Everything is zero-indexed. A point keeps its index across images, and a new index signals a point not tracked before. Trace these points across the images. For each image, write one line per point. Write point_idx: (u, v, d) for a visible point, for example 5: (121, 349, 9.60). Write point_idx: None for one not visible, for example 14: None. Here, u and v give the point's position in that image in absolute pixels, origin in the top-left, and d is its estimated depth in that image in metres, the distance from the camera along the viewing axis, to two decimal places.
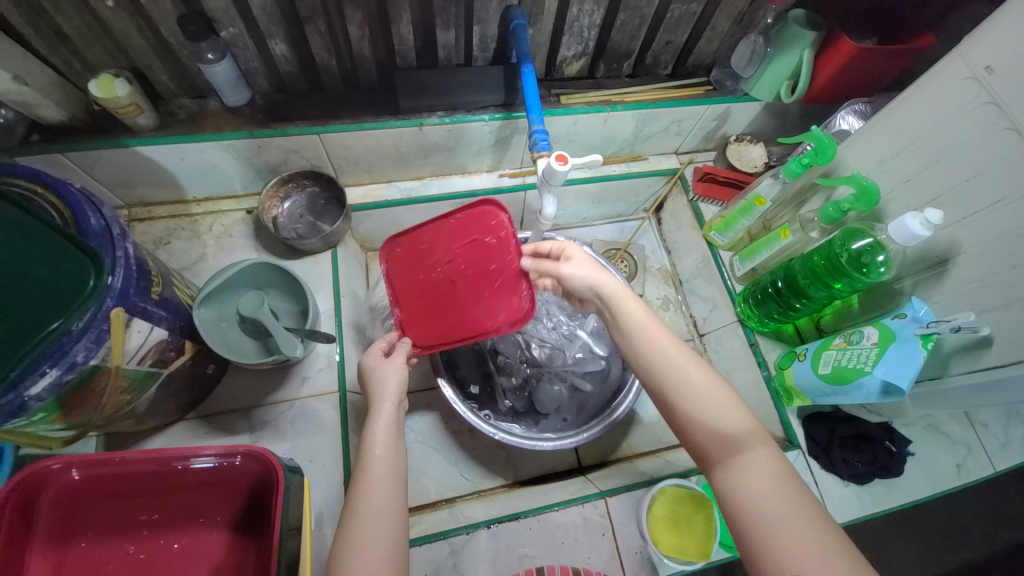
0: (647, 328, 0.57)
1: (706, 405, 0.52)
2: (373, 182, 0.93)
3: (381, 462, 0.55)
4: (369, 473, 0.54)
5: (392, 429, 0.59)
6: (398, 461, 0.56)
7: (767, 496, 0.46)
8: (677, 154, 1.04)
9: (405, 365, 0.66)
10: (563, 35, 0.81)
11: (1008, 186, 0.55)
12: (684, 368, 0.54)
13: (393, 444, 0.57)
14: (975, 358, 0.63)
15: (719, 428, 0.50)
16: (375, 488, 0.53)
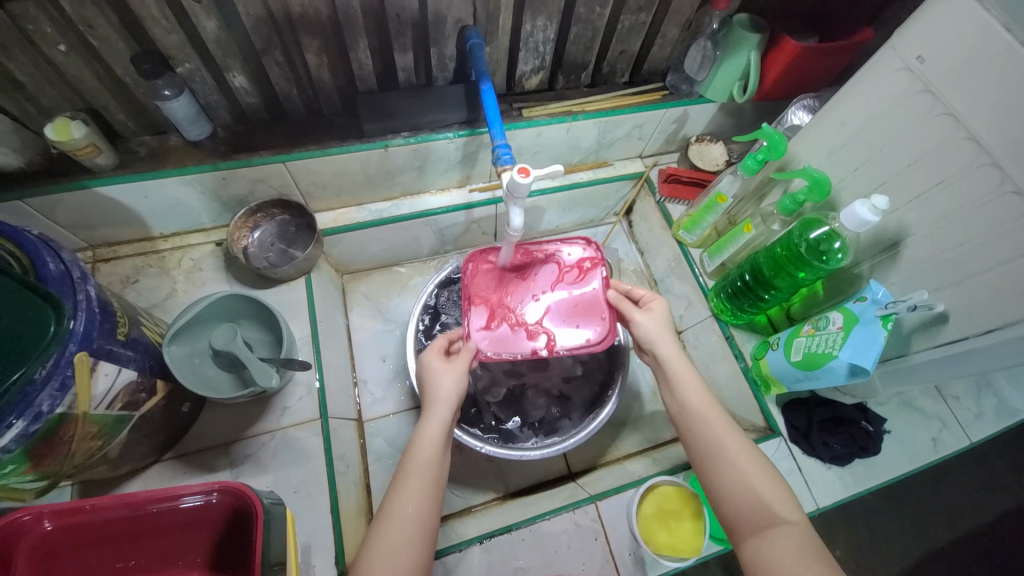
0: (694, 395, 0.59)
1: (741, 473, 0.54)
2: (342, 206, 0.93)
3: (421, 467, 0.56)
4: (410, 475, 0.55)
5: (442, 437, 0.59)
6: (435, 465, 0.56)
7: (796, 564, 0.48)
8: (641, 157, 1.06)
9: (464, 372, 0.64)
10: (519, 51, 0.83)
11: (947, 168, 0.58)
12: (725, 436, 0.56)
13: (434, 448, 0.58)
14: (934, 335, 0.65)
15: (753, 496, 0.53)
16: (412, 493, 0.54)
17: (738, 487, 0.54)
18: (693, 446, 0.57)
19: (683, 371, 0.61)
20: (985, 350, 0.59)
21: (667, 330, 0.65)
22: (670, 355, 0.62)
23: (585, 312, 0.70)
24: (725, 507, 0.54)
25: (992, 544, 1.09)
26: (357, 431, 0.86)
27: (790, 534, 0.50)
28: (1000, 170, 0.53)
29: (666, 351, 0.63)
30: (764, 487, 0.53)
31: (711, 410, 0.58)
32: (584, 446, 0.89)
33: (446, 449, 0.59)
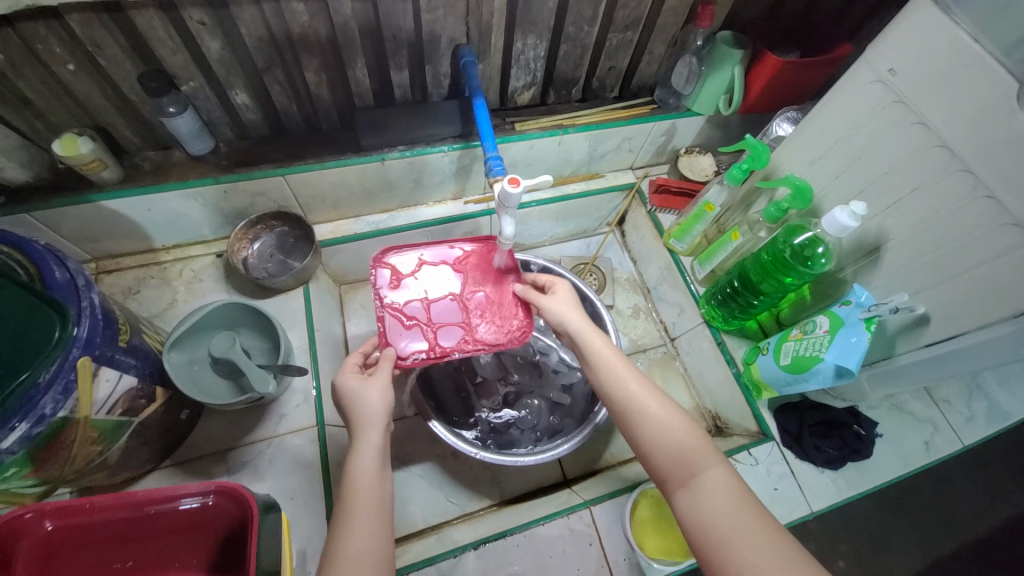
0: (605, 354, 0.60)
1: (660, 425, 0.54)
2: (341, 218, 0.95)
3: (366, 506, 0.51)
4: (352, 513, 0.51)
5: (378, 460, 0.55)
6: (381, 498, 0.52)
7: (723, 513, 0.47)
8: (632, 169, 1.09)
9: (388, 384, 0.61)
10: (511, 68, 0.86)
11: (921, 175, 0.60)
12: (642, 393, 0.56)
13: (375, 479, 0.53)
14: (917, 336, 0.66)
15: (675, 447, 0.52)
16: (359, 530, 0.49)
17: (661, 440, 0.53)
18: (616, 403, 0.57)
19: (592, 335, 0.62)
20: (969, 350, 0.60)
21: (574, 303, 0.67)
22: (579, 325, 0.63)
23: (498, 312, 0.75)
24: (651, 463, 0.53)
25: (990, 550, 1.09)
26: None
27: (718, 483, 0.49)
28: (973, 176, 0.55)
29: (575, 321, 0.64)
30: (686, 436, 0.53)
31: (625, 372, 0.58)
32: (579, 452, 0.90)
33: (387, 476, 0.55)
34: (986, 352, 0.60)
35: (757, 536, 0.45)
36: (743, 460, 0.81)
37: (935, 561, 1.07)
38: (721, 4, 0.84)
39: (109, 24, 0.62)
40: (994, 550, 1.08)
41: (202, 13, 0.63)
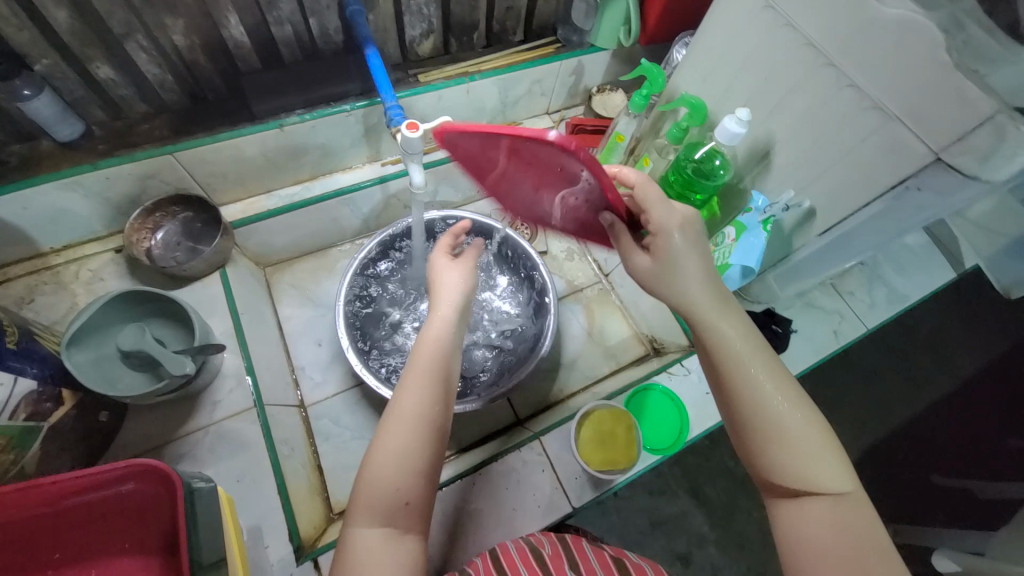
0: (737, 337, 0.50)
1: (796, 432, 0.46)
2: (251, 196, 0.90)
3: (425, 370, 0.52)
4: (414, 375, 0.52)
5: (443, 343, 0.54)
6: (441, 371, 0.52)
7: (834, 543, 0.43)
8: (549, 114, 1.10)
9: (471, 271, 0.63)
10: (404, 16, 0.83)
11: (795, 75, 0.64)
12: (781, 398, 0.47)
13: (438, 352, 0.53)
14: (809, 230, 0.71)
15: (802, 465, 0.45)
16: (415, 388, 0.51)
17: (783, 452, 0.45)
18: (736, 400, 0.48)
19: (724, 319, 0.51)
20: (851, 230, 0.67)
21: (693, 258, 0.55)
22: (700, 295, 0.53)
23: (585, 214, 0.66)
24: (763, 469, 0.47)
25: (899, 420, 1.24)
26: (301, 417, 0.86)
27: (845, 509, 0.44)
28: (835, 69, 0.59)
29: (699, 290, 0.53)
30: (819, 449, 0.46)
31: (767, 368, 0.48)
32: (529, 393, 0.93)
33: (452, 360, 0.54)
34: (864, 229, 0.67)
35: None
36: (676, 373, 0.88)
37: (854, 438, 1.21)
38: None
39: None
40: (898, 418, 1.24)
41: None
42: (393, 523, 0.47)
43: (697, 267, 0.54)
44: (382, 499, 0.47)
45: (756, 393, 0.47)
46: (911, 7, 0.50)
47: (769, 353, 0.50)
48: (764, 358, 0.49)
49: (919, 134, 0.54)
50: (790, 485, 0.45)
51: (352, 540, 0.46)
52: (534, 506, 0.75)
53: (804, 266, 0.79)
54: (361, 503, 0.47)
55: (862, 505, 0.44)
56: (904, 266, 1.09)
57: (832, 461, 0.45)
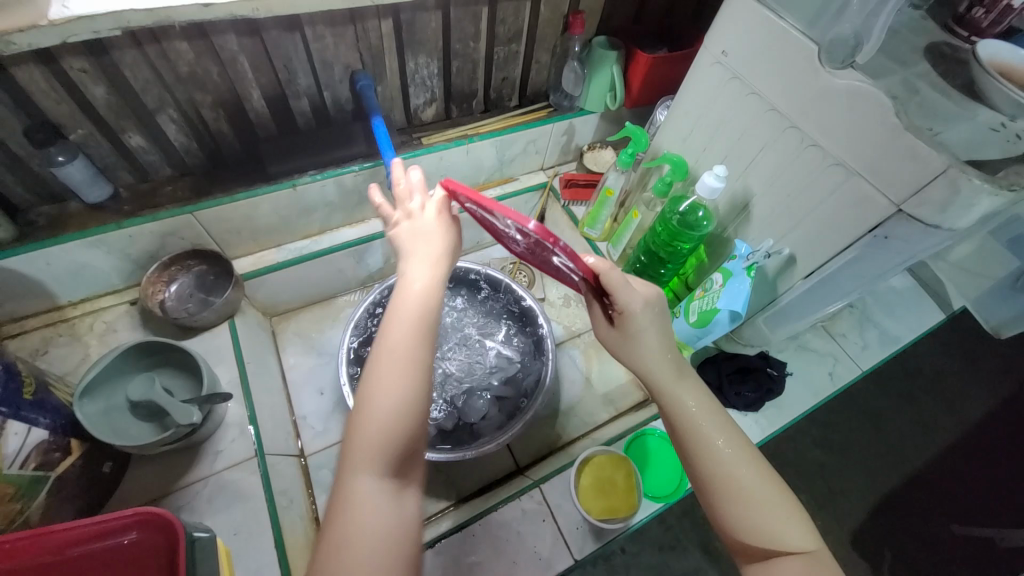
0: (698, 397, 0.53)
1: (752, 491, 0.47)
2: (262, 249, 0.95)
3: (416, 315, 0.51)
4: (402, 320, 0.50)
5: (423, 305, 0.52)
6: (428, 315, 0.51)
7: None
8: (543, 169, 1.17)
9: (451, 230, 0.58)
10: (409, 87, 0.91)
11: (763, 136, 0.70)
12: (738, 462, 0.49)
13: (427, 300, 0.52)
14: (791, 276, 0.75)
15: (767, 522, 0.47)
16: (406, 331, 0.49)
17: (746, 514, 0.47)
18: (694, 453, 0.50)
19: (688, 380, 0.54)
20: (832, 277, 0.70)
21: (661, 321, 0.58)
22: (659, 357, 0.56)
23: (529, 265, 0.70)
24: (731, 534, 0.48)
25: (906, 464, 1.22)
26: (300, 467, 0.86)
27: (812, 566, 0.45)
28: (798, 131, 0.65)
29: (663, 350, 0.57)
30: (780, 505, 0.47)
31: (725, 434, 0.51)
32: (529, 440, 0.93)
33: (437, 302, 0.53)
34: (844, 276, 0.70)
35: None
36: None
37: (863, 484, 1.19)
38: (590, 13, 0.94)
39: None
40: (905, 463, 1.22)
41: (83, 61, 0.64)
42: (400, 475, 0.47)
43: (658, 341, 0.56)
44: (389, 445, 0.46)
45: (714, 444, 0.50)
46: (858, 80, 0.57)
47: (728, 419, 0.52)
48: (722, 425, 0.51)
49: (879, 187, 0.58)
50: (757, 543, 0.46)
51: (351, 491, 0.45)
52: (535, 558, 0.73)
53: (793, 311, 0.81)
54: (354, 460, 0.46)
55: (831, 565, 0.45)
56: (891, 308, 1.12)
57: (796, 519, 0.47)
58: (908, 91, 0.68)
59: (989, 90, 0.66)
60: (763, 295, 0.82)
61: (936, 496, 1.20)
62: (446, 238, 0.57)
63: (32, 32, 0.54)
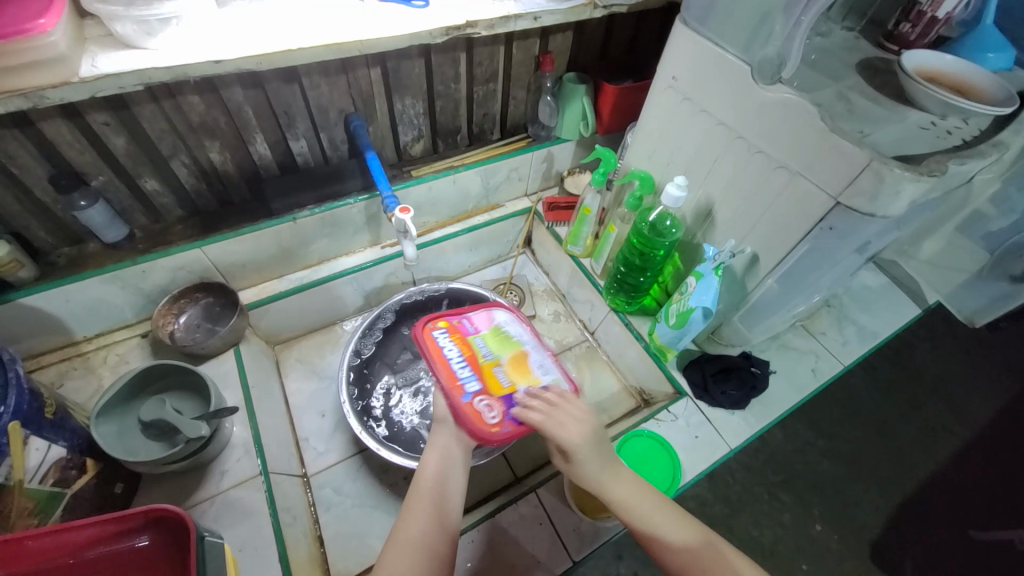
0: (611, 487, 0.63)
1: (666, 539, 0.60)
2: (265, 281, 1.01)
3: (426, 498, 0.61)
4: (421, 499, 0.61)
5: (438, 474, 0.63)
6: (443, 492, 0.62)
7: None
8: (527, 195, 1.25)
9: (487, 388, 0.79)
10: (398, 126, 1.00)
11: (717, 148, 0.78)
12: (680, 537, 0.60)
13: (440, 470, 0.63)
14: (756, 273, 0.81)
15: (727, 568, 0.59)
16: (418, 516, 0.59)
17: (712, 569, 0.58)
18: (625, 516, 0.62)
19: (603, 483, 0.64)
20: (793, 271, 0.76)
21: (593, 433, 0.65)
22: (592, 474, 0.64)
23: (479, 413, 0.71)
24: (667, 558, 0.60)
25: (905, 461, 1.23)
26: (304, 488, 0.88)
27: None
28: (745, 141, 0.73)
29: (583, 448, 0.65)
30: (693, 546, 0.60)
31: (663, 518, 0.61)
32: (525, 451, 0.96)
33: (452, 473, 0.64)
34: (804, 269, 0.76)
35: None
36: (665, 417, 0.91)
37: (862, 483, 1.20)
38: (559, 52, 1.04)
39: (20, 138, 0.69)
40: (903, 461, 1.23)
41: (106, 115, 0.72)
42: None
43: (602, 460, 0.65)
44: None
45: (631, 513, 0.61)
46: (788, 92, 0.64)
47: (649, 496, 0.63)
48: (657, 510, 0.61)
49: (818, 184, 0.65)
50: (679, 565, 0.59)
51: None
52: (535, 561, 0.75)
53: (767, 308, 0.87)
54: None
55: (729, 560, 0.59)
56: (868, 306, 1.17)
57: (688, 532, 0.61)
58: (841, 101, 0.76)
59: (915, 94, 0.74)
60: (734, 294, 0.87)
61: (940, 492, 1.21)
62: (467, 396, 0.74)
63: (63, 88, 0.62)
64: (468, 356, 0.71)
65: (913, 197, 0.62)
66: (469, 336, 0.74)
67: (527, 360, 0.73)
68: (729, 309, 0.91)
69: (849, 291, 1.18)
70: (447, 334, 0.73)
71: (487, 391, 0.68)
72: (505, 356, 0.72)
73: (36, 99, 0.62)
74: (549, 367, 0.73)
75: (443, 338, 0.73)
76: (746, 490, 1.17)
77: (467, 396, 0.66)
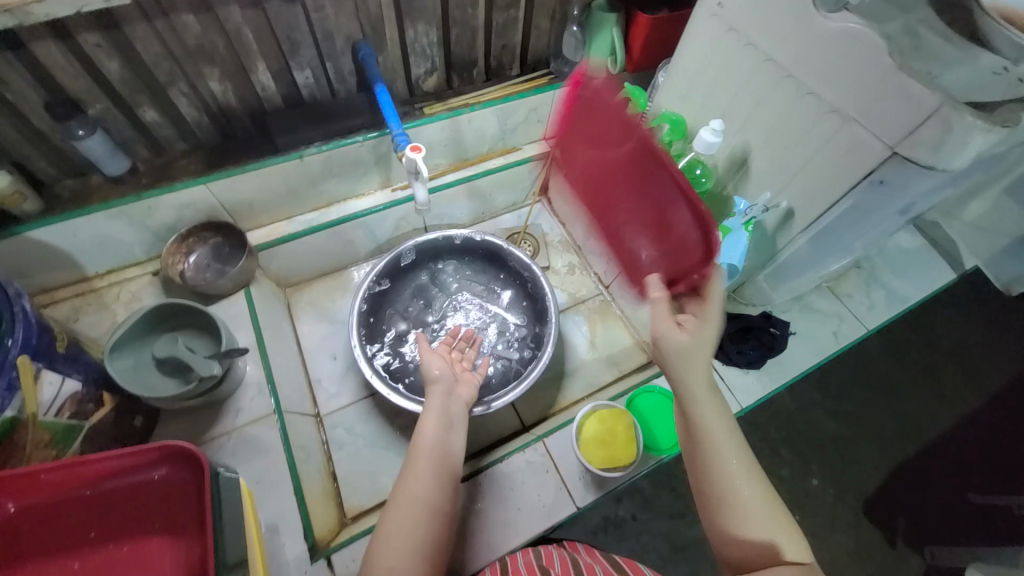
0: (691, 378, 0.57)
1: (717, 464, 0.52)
2: (274, 222, 0.99)
3: (428, 457, 0.58)
4: (421, 459, 0.58)
5: (439, 433, 0.61)
6: (444, 452, 0.59)
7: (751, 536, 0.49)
8: (546, 139, 1.17)
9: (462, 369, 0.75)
10: (409, 57, 0.93)
11: (760, 88, 0.70)
12: (740, 479, 0.51)
13: (439, 432, 0.61)
14: (790, 228, 0.76)
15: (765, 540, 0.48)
16: (421, 475, 0.56)
17: (748, 539, 0.49)
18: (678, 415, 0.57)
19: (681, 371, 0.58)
20: (830, 228, 0.71)
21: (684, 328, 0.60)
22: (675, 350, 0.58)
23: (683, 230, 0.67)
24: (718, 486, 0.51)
25: (916, 425, 1.22)
26: (316, 427, 0.90)
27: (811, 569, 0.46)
28: (795, 81, 0.65)
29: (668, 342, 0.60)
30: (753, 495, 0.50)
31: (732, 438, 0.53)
32: (534, 401, 0.97)
33: (452, 435, 0.62)
34: (843, 225, 0.70)
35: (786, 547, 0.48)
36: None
37: (868, 445, 1.20)
38: None
39: (8, 59, 0.64)
40: (913, 425, 1.23)
41: (98, 36, 0.67)
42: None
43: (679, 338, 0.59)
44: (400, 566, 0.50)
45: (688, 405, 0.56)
46: (852, 22, 0.56)
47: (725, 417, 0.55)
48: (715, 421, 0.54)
49: (874, 131, 0.58)
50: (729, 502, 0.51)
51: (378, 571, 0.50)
52: (542, 505, 0.77)
53: (796, 266, 0.82)
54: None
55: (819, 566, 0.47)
56: (900, 269, 1.11)
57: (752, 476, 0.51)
58: (907, 36, 0.67)
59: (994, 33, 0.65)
60: (762, 250, 0.83)
61: (949, 457, 1.20)
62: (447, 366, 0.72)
63: (49, 4, 0.57)
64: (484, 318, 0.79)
65: (981, 148, 0.55)
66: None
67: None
68: (755, 266, 0.87)
69: (882, 251, 1.12)
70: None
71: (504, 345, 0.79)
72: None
73: (21, 15, 0.56)
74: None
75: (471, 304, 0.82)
76: (750, 447, 1.18)
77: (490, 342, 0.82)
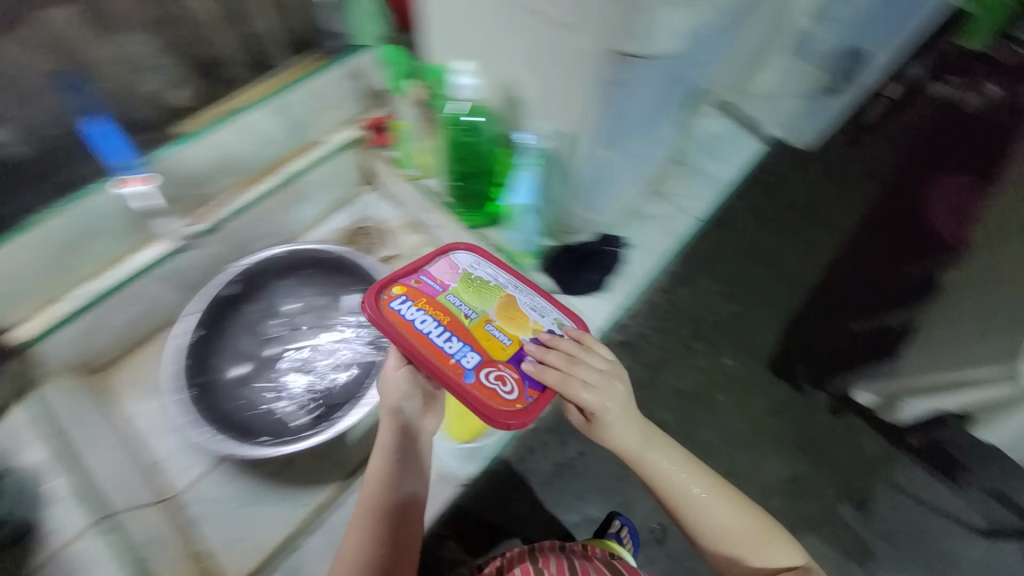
0: (665, 467, 0.72)
1: (710, 516, 0.71)
2: (40, 309, 0.81)
3: (372, 502, 0.69)
4: (368, 504, 0.69)
5: (384, 474, 0.70)
6: (388, 494, 0.69)
7: (752, 542, 0.71)
8: (349, 122, 1.03)
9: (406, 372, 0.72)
10: (136, 78, 0.86)
11: (489, 19, 0.69)
12: (718, 509, 0.72)
13: (382, 475, 0.70)
14: (573, 147, 0.75)
15: (744, 548, 0.71)
16: (366, 521, 0.68)
17: (738, 544, 0.71)
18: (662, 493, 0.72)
19: (652, 457, 0.72)
20: (605, 135, 0.71)
21: (636, 422, 0.71)
22: (620, 442, 0.71)
23: None
24: (712, 538, 0.72)
25: (771, 287, 1.34)
26: (166, 513, 0.80)
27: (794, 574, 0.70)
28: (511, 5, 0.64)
29: (625, 443, 0.71)
30: (742, 528, 0.71)
31: (683, 465, 0.73)
32: None
33: (399, 478, 0.70)
34: (620, 128, 0.71)
35: (771, 549, 0.71)
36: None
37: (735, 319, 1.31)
38: None
39: None
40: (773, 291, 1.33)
41: None
42: None
43: (631, 431, 0.70)
44: None
45: (666, 487, 0.72)
46: None
47: (698, 471, 0.73)
48: (693, 478, 0.72)
49: (584, 34, 0.59)
50: (724, 537, 0.71)
51: None
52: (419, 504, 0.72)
53: (603, 180, 0.82)
54: None
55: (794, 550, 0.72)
56: (713, 154, 1.17)
57: (736, 509, 0.72)
58: None
59: None
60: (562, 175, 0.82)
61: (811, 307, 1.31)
62: (403, 385, 0.72)
63: None
64: (446, 320, 0.67)
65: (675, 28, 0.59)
66: (437, 297, 0.69)
67: (515, 306, 0.70)
68: (564, 193, 0.87)
69: (691, 143, 1.17)
70: (409, 301, 0.68)
71: (490, 360, 0.65)
72: (490, 308, 0.69)
73: None
74: (541, 306, 0.72)
75: (404, 306, 0.67)
76: (640, 360, 1.23)
77: (469, 375, 0.63)
